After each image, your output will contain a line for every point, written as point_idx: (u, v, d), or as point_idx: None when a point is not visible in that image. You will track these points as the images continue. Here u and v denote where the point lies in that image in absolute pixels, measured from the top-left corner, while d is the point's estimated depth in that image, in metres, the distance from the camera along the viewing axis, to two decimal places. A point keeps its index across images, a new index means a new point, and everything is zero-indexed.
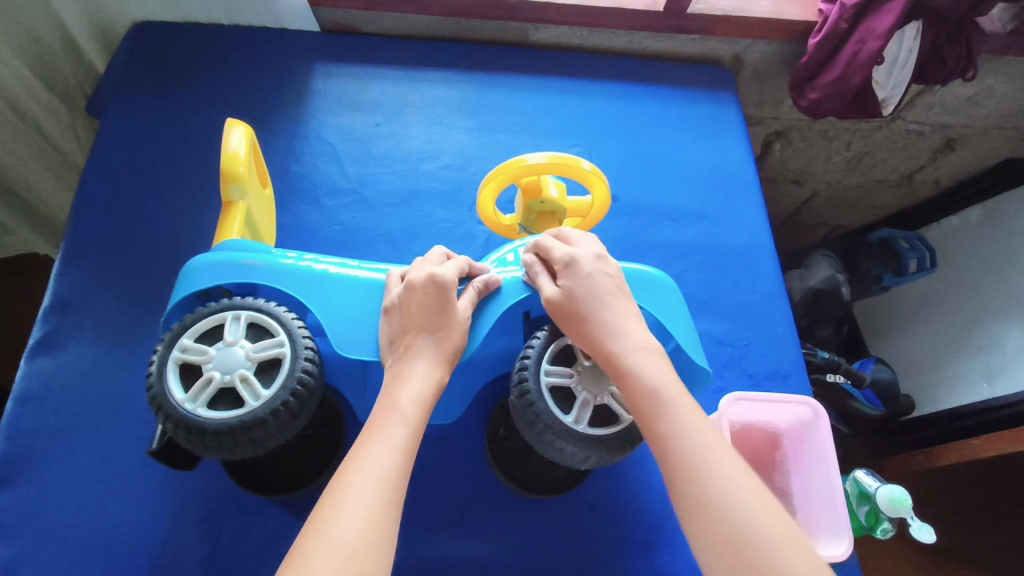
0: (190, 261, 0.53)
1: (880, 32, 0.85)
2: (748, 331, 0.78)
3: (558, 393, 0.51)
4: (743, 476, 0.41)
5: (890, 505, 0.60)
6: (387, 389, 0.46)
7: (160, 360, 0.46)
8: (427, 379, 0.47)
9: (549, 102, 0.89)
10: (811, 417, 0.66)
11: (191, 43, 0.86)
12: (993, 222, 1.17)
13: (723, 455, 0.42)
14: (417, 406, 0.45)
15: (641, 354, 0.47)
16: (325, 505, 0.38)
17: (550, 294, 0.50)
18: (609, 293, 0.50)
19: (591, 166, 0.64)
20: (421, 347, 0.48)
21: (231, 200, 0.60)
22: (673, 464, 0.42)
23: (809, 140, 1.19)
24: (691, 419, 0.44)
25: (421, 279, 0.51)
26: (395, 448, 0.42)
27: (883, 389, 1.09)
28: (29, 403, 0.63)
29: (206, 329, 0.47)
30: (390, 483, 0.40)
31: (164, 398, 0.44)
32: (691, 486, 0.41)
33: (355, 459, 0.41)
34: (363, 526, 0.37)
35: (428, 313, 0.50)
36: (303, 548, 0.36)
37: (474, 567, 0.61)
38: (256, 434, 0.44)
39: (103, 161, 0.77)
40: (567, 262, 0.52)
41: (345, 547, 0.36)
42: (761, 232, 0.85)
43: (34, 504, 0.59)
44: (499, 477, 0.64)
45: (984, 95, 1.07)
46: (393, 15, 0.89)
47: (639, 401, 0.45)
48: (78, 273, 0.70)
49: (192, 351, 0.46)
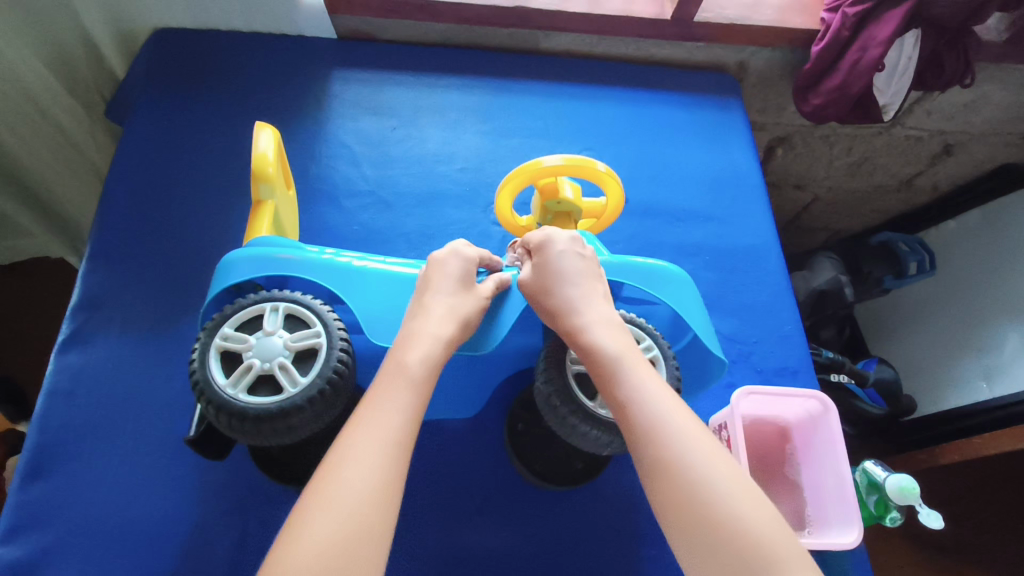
0: (227, 257, 0.54)
1: (880, 40, 0.87)
2: (757, 329, 0.80)
3: (583, 380, 0.53)
4: (701, 442, 0.42)
5: (900, 493, 0.62)
6: (394, 350, 0.48)
7: (201, 349, 0.48)
8: (439, 336, 0.49)
9: (560, 107, 0.91)
10: (820, 410, 0.68)
11: (211, 49, 0.88)
12: (990, 226, 1.20)
13: (685, 418, 0.43)
14: (425, 367, 0.47)
15: (604, 328, 0.50)
16: (327, 472, 0.39)
17: (525, 276, 0.55)
18: (581, 274, 0.54)
19: (606, 167, 0.66)
20: (434, 304, 0.51)
21: (260, 199, 0.62)
22: (635, 430, 0.44)
23: (811, 145, 1.22)
24: (652, 385, 0.45)
25: (444, 254, 0.56)
26: (400, 411, 0.43)
27: (885, 388, 1.11)
28: (59, 397, 0.64)
29: (246, 318, 0.49)
30: (394, 450, 0.41)
31: (206, 383, 0.46)
32: (651, 449, 0.42)
33: (358, 422, 0.42)
34: (367, 492, 0.38)
35: (445, 277, 0.53)
36: (307, 513, 0.37)
37: (494, 557, 0.63)
38: (292, 419, 0.45)
39: (128, 163, 0.78)
40: (541, 244, 0.56)
41: (348, 507, 0.37)
42: (768, 233, 0.87)
43: (68, 495, 0.60)
44: (519, 470, 0.66)
45: (981, 102, 1.10)
46: (409, 22, 0.91)
47: (601, 371, 0.47)
48: (105, 272, 0.71)
49: (233, 339, 0.48)
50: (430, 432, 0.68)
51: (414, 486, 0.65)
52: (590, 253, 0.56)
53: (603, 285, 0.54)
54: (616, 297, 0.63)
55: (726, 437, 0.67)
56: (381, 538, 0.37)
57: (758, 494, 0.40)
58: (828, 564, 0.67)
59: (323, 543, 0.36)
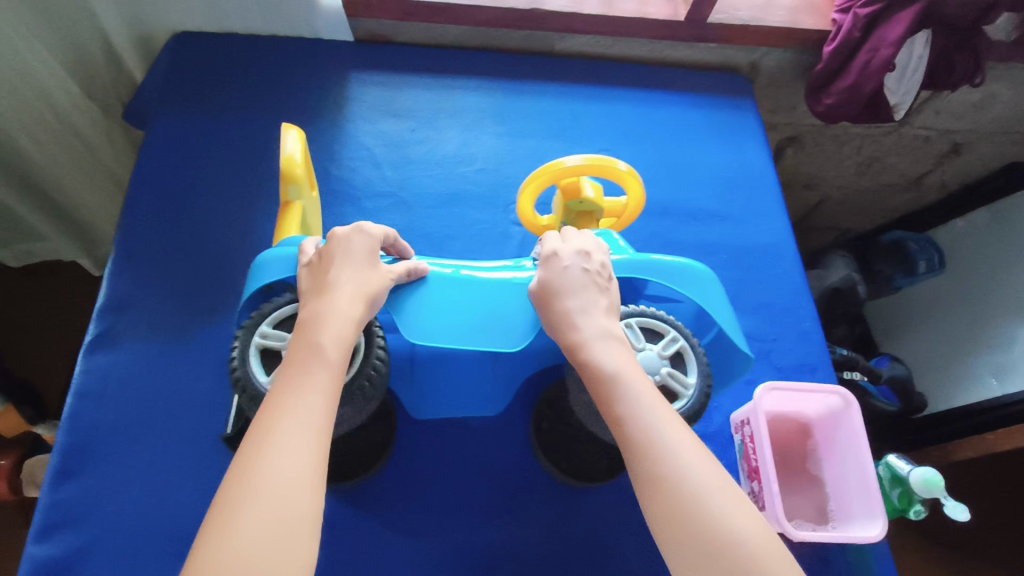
0: (260, 256, 0.55)
1: (891, 40, 0.88)
2: (775, 326, 0.81)
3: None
4: (695, 453, 0.43)
5: (924, 486, 0.62)
6: (306, 330, 0.47)
7: (239, 347, 0.49)
8: (347, 318, 0.48)
9: (576, 108, 0.92)
10: (841, 406, 0.68)
11: (231, 52, 0.89)
12: (999, 224, 1.21)
13: (677, 433, 0.44)
14: (340, 347, 0.46)
15: (603, 342, 0.50)
16: (251, 450, 0.40)
17: (529, 287, 0.55)
18: (584, 286, 0.53)
19: (627, 166, 0.67)
20: (343, 282, 0.50)
21: (288, 201, 0.63)
22: (630, 445, 0.44)
23: (822, 145, 1.22)
24: (649, 401, 0.46)
25: (345, 231, 0.54)
26: (321, 393, 0.44)
27: (898, 385, 1.12)
28: (89, 398, 0.65)
29: (283, 317, 0.50)
30: (321, 429, 0.42)
31: (248, 380, 0.47)
32: (647, 463, 0.43)
33: (281, 406, 0.42)
34: (294, 470, 0.39)
35: (350, 255, 0.52)
36: (231, 493, 0.38)
37: (521, 553, 0.64)
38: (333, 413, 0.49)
39: (151, 165, 0.79)
40: (548, 257, 0.55)
41: (277, 494, 0.38)
42: (784, 232, 0.88)
43: (100, 494, 0.61)
44: (545, 466, 0.67)
45: (989, 101, 1.11)
46: (426, 25, 0.92)
47: (598, 388, 0.48)
48: (131, 273, 0.72)
49: (273, 337, 0.49)
50: (456, 430, 0.69)
51: (442, 484, 0.66)
52: (596, 263, 0.55)
53: (608, 297, 0.54)
54: (641, 294, 0.64)
55: (750, 433, 0.68)
56: (311, 523, 0.38)
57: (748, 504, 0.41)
58: (850, 558, 0.68)
59: (256, 528, 0.36)
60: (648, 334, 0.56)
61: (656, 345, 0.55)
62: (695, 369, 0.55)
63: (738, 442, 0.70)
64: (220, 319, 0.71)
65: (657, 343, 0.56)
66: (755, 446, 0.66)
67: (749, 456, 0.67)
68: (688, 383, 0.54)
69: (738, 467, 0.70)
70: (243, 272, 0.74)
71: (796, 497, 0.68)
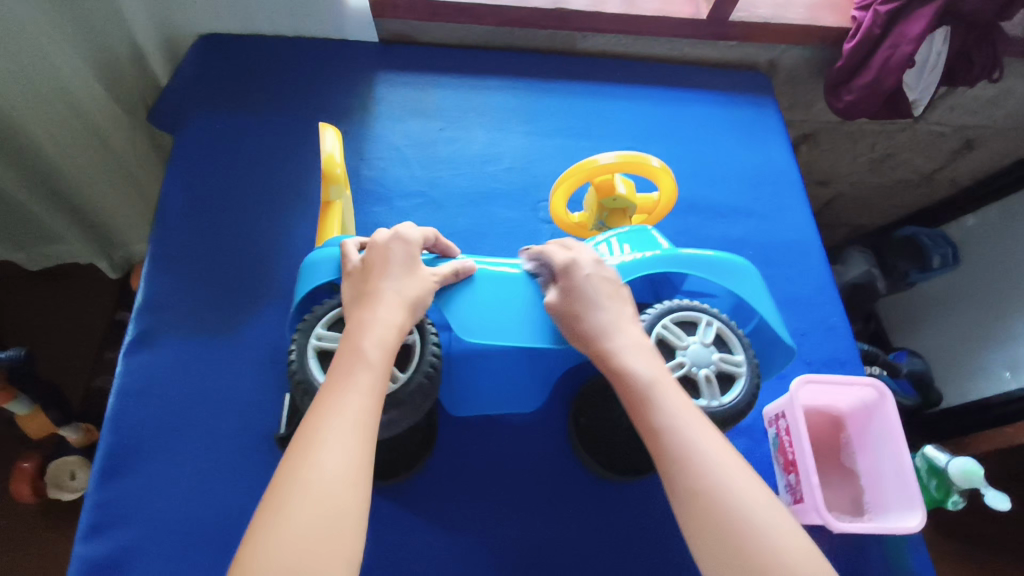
0: (309, 256, 0.57)
1: (912, 37, 0.89)
2: (803, 321, 0.81)
3: (678, 381, 0.54)
4: (733, 467, 0.44)
5: (963, 477, 0.64)
6: (349, 337, 0.48)
7: (295, 350, 0.51)
8: (389, 325, 0.48)
9: (600, 107, 0.93)
10: (875, 398, 0.68)
11: (258, 54, 0.90)
12: (1011, 219, 1.22)
13: (716, 446, 0.45)
14: (381, 350, 0.47)
15: (636, 352, 0.50)
16: (297, 452, 0.41)
17: (549, 298, 0.55)
18: (608, 297, 0.54)
19: (660, 162, 0.67)
20: (384, 291, 0.50)
21: (329, 200, 0.65)
22: (667, 458, 0.45)
23: (836, 142, 1.23)
24: (686, 413, 0.46)
25: (384, 238, 0.54)
26: (363, 391, 0.44)
27: (917, 379, 1.13)
28: (131, 397, 0.65)
29: (336, 319, 0.52)
30: (363, 426, 0.43)
31: (309, 381, 0.49)
32: (686, 478, 0.43)
33: (326, 406, 0.43)
34: (338, 471, 0.40)
35: (390, 262, 0.52)
36: (282, 493, 0.39)
37: (562, 546, 0.64)
38: (393, 412, 0.50)
39: (183, 167, 0.79)
40: (566, 266, 0.55)
41: (323, 491, 0.39)
42: (809, 228, 0.88)
43: (145, 493, 0.61)
44: (584, 460, 0.68)
45: (1003, 96, 1.12)
46: (450, 25, 0.93)
47: (634, 398, 0.48)
48: (167, 274, 0.72)
49: (328, 338, 0.51)
50: (494, 427, 0.69)
51: (482, 480, 0.67)
52: (614, 275, 0.55)
53: (631, 309, 0.54)
54: (678, 289, 0.66)
55: (785, 426, 0.68)
56: (357, 519, 0.39)
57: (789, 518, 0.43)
58: (886, 551, 0.68)
59: (303, 529, 0.38)
60: (684, 326, 0.56)
61: (697, 335, 0.55)
62: (741, 351, 0.56)
63: (772, 436, 0.71)
64: (258, 320, 0.71)
65: (695, 333, 0.55)
66: (790, 439, 0.67)
67: (785, 450, 0.68)
68: (738, 362, 0.55)
69: (772, 461, 0.71)
70: (278, 272, 0.74)
71: (830, 488, 0.69)
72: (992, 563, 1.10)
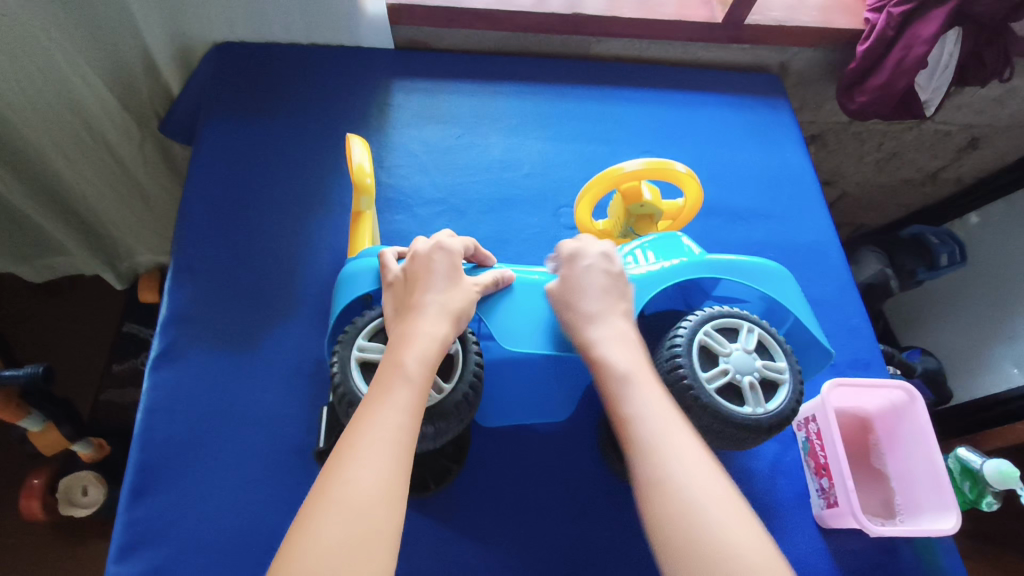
0: (346, 269, 0.60)
1: (925, 38, 0.89)
2: (825, 322, 0.81)
3: (721, 388, 0.54)
4: (695, 461, 0.45)
5: (998, 478, 0.69)
6: (393, 350, 0.48)
7: (339, 362, 0.53)
8: (432, 338, 0.49)
9: (617, 111, 0.93)
10: (905, 400, 0.69)
11: (273, 63, 0.89)
12: (1016, 217, 1.23)
13: (680, 438, 0.46)
14: (422, 365, 0.47)
15: (618, 342, 0.53)
16: (335, 469, 0.40)
17: (549, 283, 0.59)
18: (601, 288, 0.57)
19: (686, 168, 0.67)
20: (428, 302, 0.51)
21: (359, 210, 0.68)
22: (637, 447, 0.47)
23: (843, 142, 1.24)
24: (656, 404, 0.49)
25: (426, 249, 0.55)
26: (400, 408, 0.44)
27: (930, 378, 1.13)
28: (158, 412, 0.64)
29: (377, 330, 0.54)
30: (399, 446, 0.42)
31: (354, 393, 0.51)
32: (651, 468, 0.45)
33: (363, 420, 0.43)
34: (373, 490, 0.39)
35: (433, 274, 0.53)
36: (315, 510, 0.38)
37: (596, 555, 0.64)
38: (439, 423, 0.51)
39: (202, 178, 0.78)
40: (571, 256, 0.59)
41: (353, 505, 0.38)
42: (828, 229, 0.88)
43: (173, 511, 0.60)
44: (616, 469, 0.67)
45: (1009, 96, 1.12)
46: (465, 31, 0.92)
47: (609, 383, 0.51)
48: (190, 287, 0.72)
49: (370, 350, 0.53)
50: (524, 436, 0.69)
51: (514, 491, 0.66)
52: (617, 268, 0.59)
53: (626, 303, 0.57)
54: (708, 294, 0.66)
55: (815, 429, 0.68)
56: (389, 539, 0.38)
57: (747, 519, 0.43)
58: (918, 552, 0.68)
59: (332, 546, 0.36)
60: (725, 333, 0.57)
61: (739, 342, 0.56)
62: (783, 359, 0.56)
63: (802, 439, 0.71)
64: (282, 332, 0.70)
65: (737, 340, 0.56)
66: (822, 442, 0.67)
67: (816, 453, 0.68)
68: (780, 368, 0.56)
69: (802, 463, 0.71)
70: (302, 283, 0.74)
71: (862, 490, 0.69)
72: (1006, 560, 1.11)
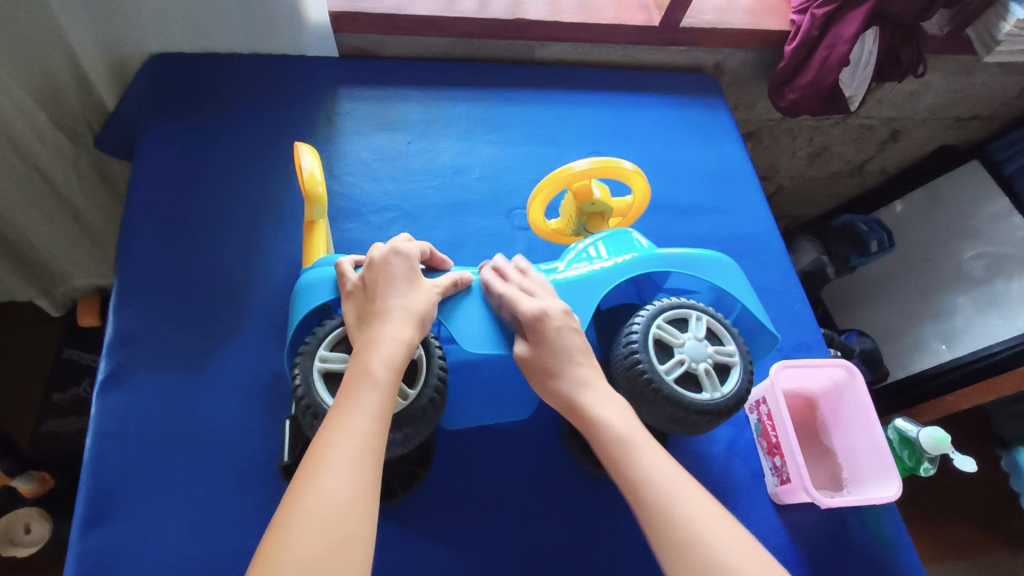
0: (303, 280, 0.59)
1: (846, 37, 0.95)
2: (771, 309, 0.85)
3: (679, 378, 0.57)
4: (707, 511, 0.47)
5: (933, 444, 0.74)
6: (357, 358, 0.48)
7: (301, 373, 0.52)
8: (396, 343, 0.49)
9: (564, 113, 0.95)
10: (846, 377, 0.73)
11: (213, 75, 0.87)
12: (936, 205, 1.33)
13: (687, 490, 0.48)
14: (389, 369, 0.47)
15: (606, 405, 0.53)
16: (305, 477, 0.40)
17: (520, 351, 0.56)
18: (575, 350, 0.56)
19: (632, 166, 0.69)
20: (391, 307, 0.51)
21: (313, 220, 0.67)
22: (650, 511, 0.48)
23: (777, 138, 1.30)
24: (659, 463, 0.50)
25: (384, 253, 0.55)
26: (369, 415, 0.44)
27: (869, 358, 1.19)
28: (109, 438, 0.62)
29: (338, 339, 0.54)
30: (370, 453, 0.42)
31: (316, 403, 0.50)
32: (668, 530, 0.47)
33: (332, 429, 0.43)
34: (344, 499, 0.39)
35: (393, 278, 0.54)
36: (286, 520, 0.38)
37: (566, 548, 0.65)
38: (407, 428, 0.51)
39: (144, 196, 0.76)
40: (538, 316, 0.56)
41: (325, 516, 0.38)
42: (767, 221, 0.92)
43: (128, 539, 0.58)
44: (580, 462, 0.68)
45: (923, 90, 1.20)
46: (411, 38, 0.93)
47: (609, 453, 0.51)
48: (135, 306, 0.69)
49: (333, 360, 0.53)
50: (488, 436, 0.69)
51: (482, 490, 0.66)
52: (578, 323, 0.58)
53: (593, 361, 0.57)
54: (660, 287, 0.68)
55: (766, 411, 0.72)
56: (364, 547, 0.39)
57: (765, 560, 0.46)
58: (864, 521, 0.72)
59: (306, 557, 0.36)
60: (676, 323, 0.59)
61: (691, 331, 0.58)
62: (732, 342, 0.59)
63: (754, 421, 0.74)
64: (235, 348, 0.69)
65: (687, 330, 0.58)
66: (772, 422, 0.71)
67: (766, 433, 0.71)
68: (730, 352, 0.58)
69: (755, 445, 0.74)
70: (255, 296, 0.72)
71: (810, 466, 0.73)
72: (945, 526, 1.18)
